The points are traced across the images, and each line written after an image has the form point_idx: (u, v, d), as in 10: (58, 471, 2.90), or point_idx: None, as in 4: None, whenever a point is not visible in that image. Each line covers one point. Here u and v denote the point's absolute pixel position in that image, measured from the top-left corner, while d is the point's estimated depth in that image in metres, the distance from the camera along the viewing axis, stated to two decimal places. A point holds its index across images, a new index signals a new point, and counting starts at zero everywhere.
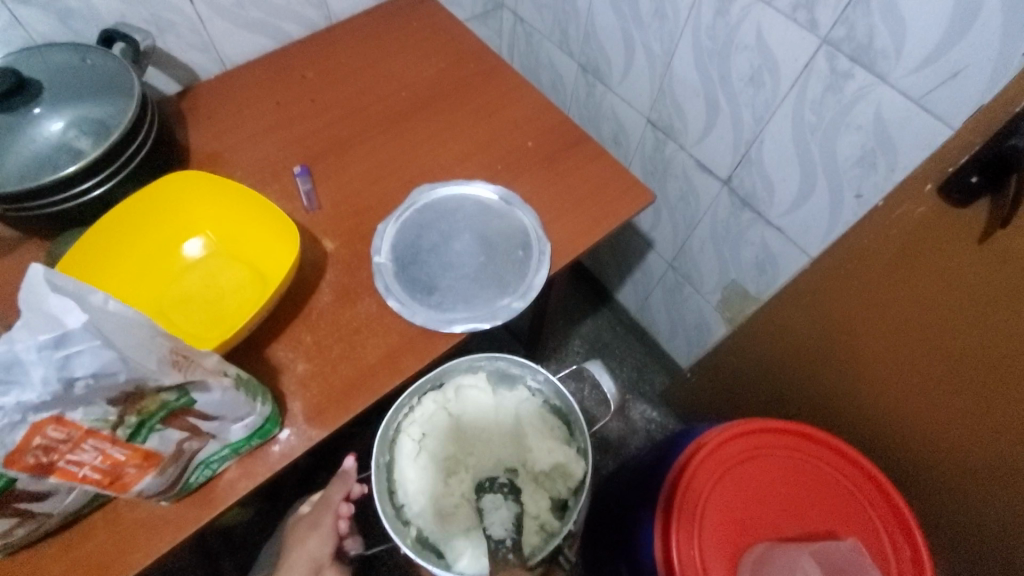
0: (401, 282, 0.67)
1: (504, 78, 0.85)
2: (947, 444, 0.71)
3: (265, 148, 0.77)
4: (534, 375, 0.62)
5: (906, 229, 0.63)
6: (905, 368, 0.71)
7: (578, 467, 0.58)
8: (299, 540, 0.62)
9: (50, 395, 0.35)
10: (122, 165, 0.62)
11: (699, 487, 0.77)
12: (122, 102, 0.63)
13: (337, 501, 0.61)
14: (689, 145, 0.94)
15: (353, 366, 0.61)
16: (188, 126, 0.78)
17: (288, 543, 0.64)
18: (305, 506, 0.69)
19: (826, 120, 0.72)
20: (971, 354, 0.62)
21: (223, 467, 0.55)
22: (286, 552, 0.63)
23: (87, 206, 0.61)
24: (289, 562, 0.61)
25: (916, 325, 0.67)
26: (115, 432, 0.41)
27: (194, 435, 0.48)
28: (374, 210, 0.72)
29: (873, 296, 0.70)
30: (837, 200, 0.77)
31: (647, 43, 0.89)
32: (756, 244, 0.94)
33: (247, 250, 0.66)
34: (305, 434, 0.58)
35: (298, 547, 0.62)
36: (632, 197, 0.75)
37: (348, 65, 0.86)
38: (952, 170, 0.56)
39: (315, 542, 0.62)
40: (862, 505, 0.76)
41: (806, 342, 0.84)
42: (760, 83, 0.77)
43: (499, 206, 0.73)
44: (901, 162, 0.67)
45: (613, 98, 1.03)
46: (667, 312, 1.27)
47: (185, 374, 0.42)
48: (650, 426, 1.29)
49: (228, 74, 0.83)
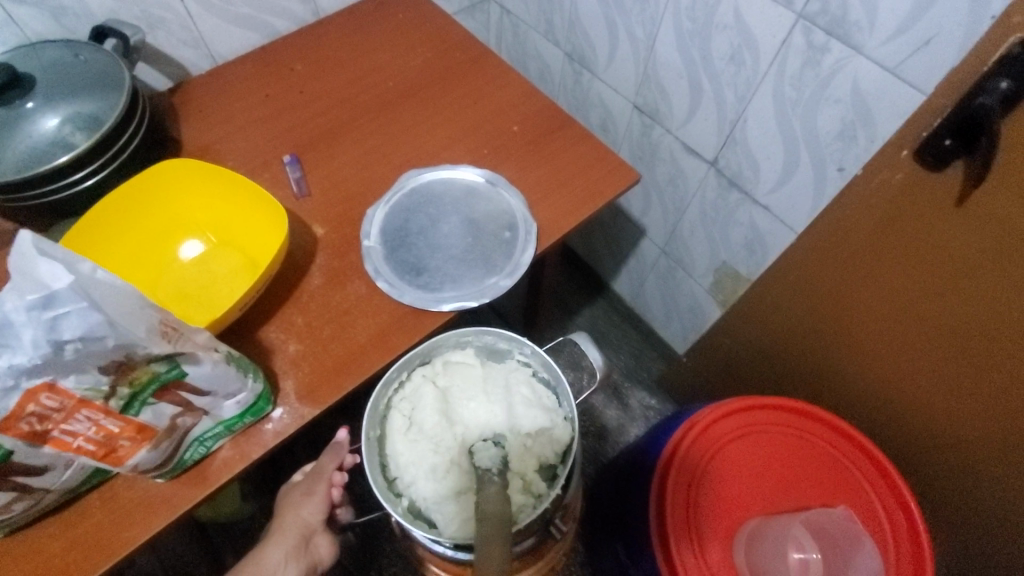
0: (390, 263, 0.68)
1: (490, 66, 0.86)
2: (937, 410, 0.71)
3: (255, 139, 0.78)
4: (522, 348, 0.63)
5: (887, 197, 0.64)
6: (893, 336, 0.71)
7: (564, 434, 0.59)
8: (291, 507, 0.63)
9: (41, 359, 0.36)
10: (113, 156, 0.63)
11: (692, 464, 0.78)
12: (114, 95, 0.65)
13: (331, 470, 0.63)
14: (675, 128, 0.95)
15: (344, 346, 0.63)
16: (179, 120, 0.79)
17: (278, 511, 0.64)
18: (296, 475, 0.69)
19: (806, 95, 0.73)
20: (956, 317, 0.63)
21: (217, 445, 0.56)
22: (277, 519, 0.63)
23: (80, 196, 0.63)
24: (279, 528, 0.62)
25: (901, 293, 0.67)
26: (108, 402, 0.42)
27: (186, 410, 0.49)
28: (363, 196, 0.73)
29: (858, 266, 0.71)
30: (821, 174, 0.78)
31: (630, 28, 0.90)
32: (745, 224, 0.95)
33: (238, 236, 0.68)
34: (298, 412, 0.59)
35: (290, 513, 0.62)
36: (617, 177, 0.76)
37: (336, 57, 0.87)
38: (925, 134, 0.57)
39: (307, 508, 0.62)
40: (856, 477, 0.77)
41: (795, 318, 0.84)
42: (741, 62, 0.78)
43: (485, 188, 0.74)
44: (880, 133, 0.68)
45: (599, 86, 1.04)
46: (662, 299, 1.28)
47: (175, 345, 0.43)
48: (649, 412, 1.29)
49: (218, 69, 0.85)
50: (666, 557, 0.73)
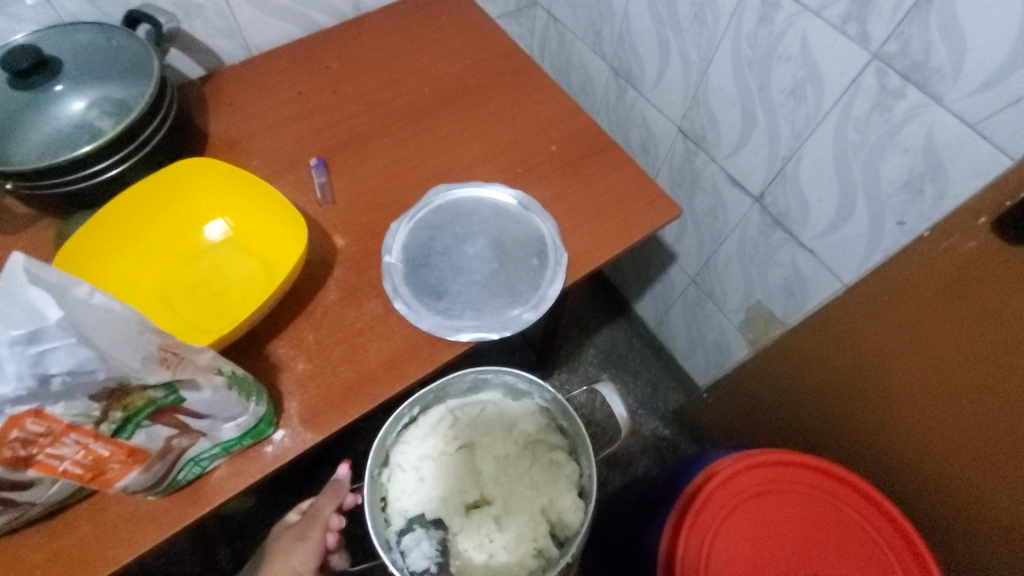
0: (409, 284, 0.65)
1: (533, 78, 0.82)
2: (978, 494, 0.65)
3: (284, 138, 0.75)
4: (541, 392, 0.59)
5: (954, 265, 0.58)
6: (945, 416, 0.65)
7: (575, 518, 0.54)
8: (282, 552, 0.61)
9: (25, 389, 0.33)
10: (139, 147, 0.61)
11: (707, 520, 0.73)
12: (143, 84, 0.62)
13: (327, 513, 0.60)
14: (720, 157, 0.90)
15: (354, 369, 0.59)
16: (208, 111, 0.77)
17: (271, 553, 0.62)
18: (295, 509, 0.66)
19: (872, 141, 0.67)
20: (1021, 406, 0.56)
21: (213, 465, 0.54)
22: (269, 561, 0.61)
23: (98, 186, 0.60)
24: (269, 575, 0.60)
25: (956, 365, 0.62)
26: (98, 427, 0.39)
27: (183, 432, 0.47)
28: (387, 208, 0.70)
29: (910, 328, 0.65)
30: (878, 226, 0.72)
31: (684, 49, 0.85)
32: (785, 265, 0.89)
33: (255, 243, 0.65)
34: (300, 436, 0.56)
35: (281, 556, 0.61)
36: (657, 209, 0.71)
37: (372, 57, 0.84)
38: (1008, 204, 0.51)
39: (298, 556, 0.60)
40: (885, 557, 0.71)
41: (831, 370, 0.80)
42: (802, 97, 0.72)
43: (516, 210, 0.71)
44: (951, 190, 0.63)
45: (643, 105, 0.99)
46: (686, 328, 1.23)
47: (173, 372, 0.41)
48: (661, 444, 1.25)
49: (252, 59, 0.82)
50: None
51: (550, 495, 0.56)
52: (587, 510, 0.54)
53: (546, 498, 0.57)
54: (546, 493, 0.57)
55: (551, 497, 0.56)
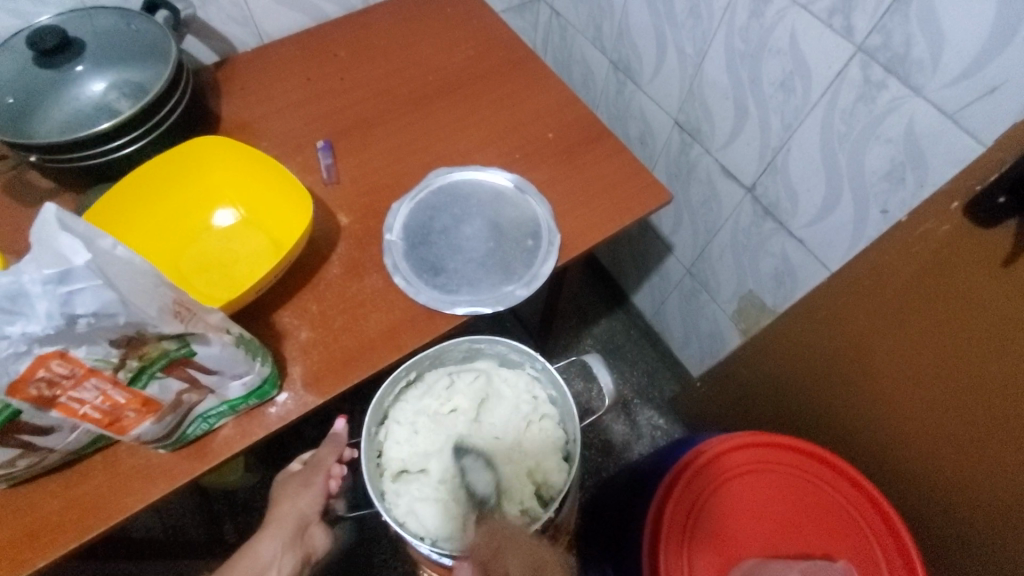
0: (409, 260, 0.68)
1: (533, 68, 0.85)
2: (950, 471, 0.68)
3: (292, 122, 0.79)
4: (533, 362, 0.62)
5: (930, 250, 0.61)
6: (923, 396, 0.68)
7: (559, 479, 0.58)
8: (287, 497, 0.65)
9: (53, 329, 0.37)
10: (155, 126, 0.64)
11: (692, 499, 0.76)
12: (160, 67, 0.66)
13: (329, 461, 0.65)
14: (714, 149, 0.92)
15: (354, 339, 0.63)
16: (220, 95, 0.80)
17: (275, 499, 0.66)
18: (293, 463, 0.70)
19: (857, 131, 0.70)
20: (994, 384, 0.59)
21: (220, 423, 0.57)
22: (274, 506, 0.65)
23: (116, 162, 0.64)
24: (277, 516, 0.63)
25: (933, 348, 0.64)
26: (117, 373, 0.42)
27: (193, 387, 0.50)
28: (390, 189, 0.73)
29: (891, 312, 0.68)
30: (863, 214, 0.75)
31: (679, 43, 0.87)
32: (775, 255, 0.92)
33: (263, 220, 0.68)
34: (302, 399, 0.59)
35: (287, 501, 0.64)
36: (649, 195, 0.74)
37: (378, 47, 0.87)
38: (979, 187, 0.54)
39: (305, 499, 0.64)
40: (864, 534, 0.74)
41: (815, 354, 0.82)
42: (791, 89, 0.75)
43: (513, 193, 0.73)
44: (931, 179, 0.65)
45: (641, 98, 1.02)
46: (682, 319, 1.25)
47: (186, 325, 0.44)
48: (655, 432, 1.27)
49: (264, 46, 0.86)
50: None
51: (536, 458, 0.60)
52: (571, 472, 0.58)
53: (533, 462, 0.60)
54: (533, 456, 0.60)
55: (538, 460, 0.60)
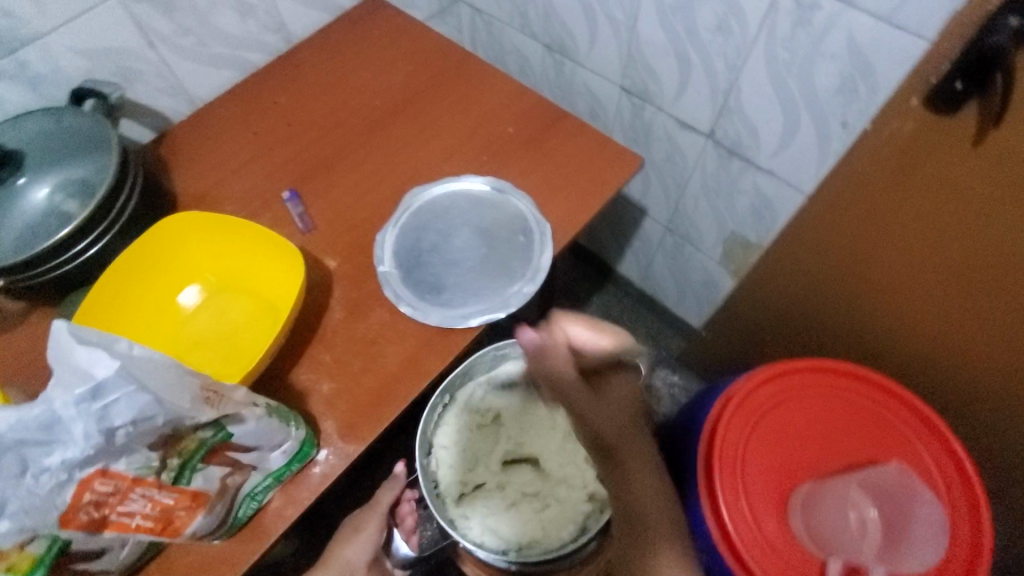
0: (409, 286, 0.67)
1: (475, 69, 0.85)
2: (966, 349, 0.71)
3: (250, 179, 0.76)
4: None
5: (898, 147, 0.63)
6: (925, 288, 0.70)
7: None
8: (338, 544, 0.67)
9: (93, 448, 0.35)
10: (115, 219, 0.62)
11: (735, 444, 0.76)
12: (103, 157, 0.63)
13: (386, 501, 0.68)
14: (666, 105, 0.94)
15: (378, 378, 0.62)
16: (169, 171, 0.78)
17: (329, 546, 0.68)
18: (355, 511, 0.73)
19: (801, 55, 0.72)
20: (990, 258, 0.62)
21: (268, 497, 0.55)
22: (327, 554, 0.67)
23: (85, 265, 0.61)
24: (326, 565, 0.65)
25: (924, 239, 0.67)
26: (160, 476, 0.41)
27: (235, 468, 0.48)
28: (369, 222, 0.72)
29: (876, 216, 0.70)
30: (825, 132, 0.77)
31: (609, 11, 0.88)
32: (749, 191, 0.94)
33: (251, 284, 0.66)
34: (342, 451, 0.58)
35: (338, 548, 0.66)
36: (621, 164, 0.75)
37: (316, 84, 0.85)
38: (936, 79, 0.55)
39: (352, 547, 0.66)
40: (899, 430, 0.77)
41: (811, 274, 0.84)
42: (728, 30, 0.76)
43: (491, 195, 0.73)
44: (883, 84, 0.67)
45: (583, 73, 1.03)
46: (672, 275, 1.27)
47: (218, 409, 0.43)
48: (674, 390, 1.29)
49: (199, 111, 0.83)
50: (739, 555, 0.70)
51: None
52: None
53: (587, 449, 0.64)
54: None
55: None
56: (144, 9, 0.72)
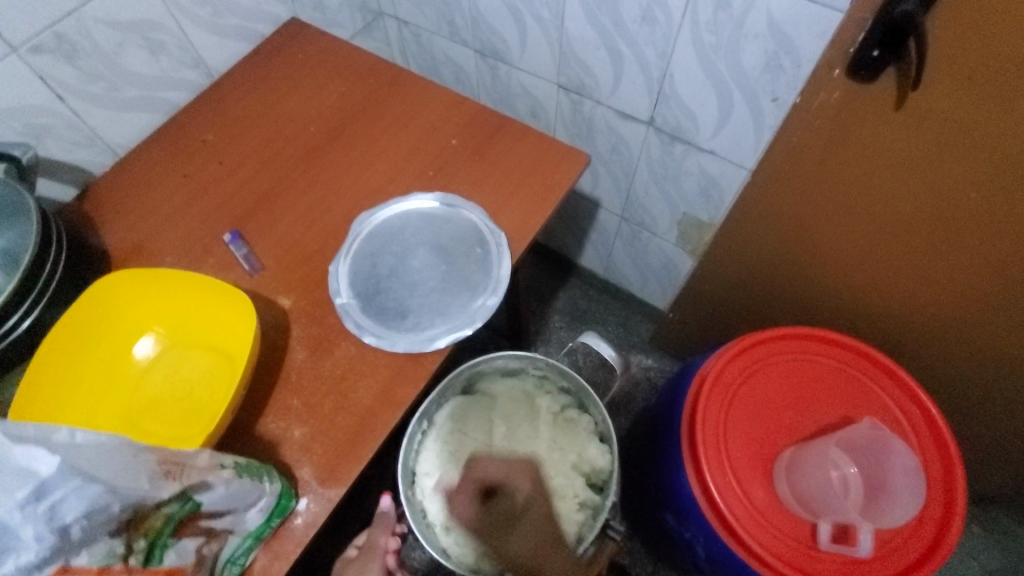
0: (371, 315, 0.65)
1: (408, 84, 0.83)
2: (915, 298, 0.75)
3: (187, 225, 0.73)
4: (534, 363, 0.64)
5: (828, 118, 0.65)
6: (869, 248, 0.74)
7: (604, 461, 0.62)
8: None
9: (48, 550, 0.32)
10: (44, 288, 0.58)
11: (714, 421, 0.78)
12: (21, 224, 0.59)
13: (383, 539, 0.63)
14: (604, 98, 0.94)
15: (351, 414, 0.60)
16: (97, 227, 0.73)
17: None
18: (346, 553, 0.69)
19: (726, 37, 0.73)
20: (926, 211, 0.65)
21: (250, 558, 0.53)
22: None
23: (18, 342, 0.57)
24: None
25: (864, 201, 0.69)
26: (129, 561, 0.38)
27: (210, 536, 0.46)
28: (320, 254, 0.70)
29: (815, 186, 0.72)
30: (758, 108, 0.79)
31: (535, 12, 0.88)
32: (695, 173, 0.95)
33: (202, 335, 0.63)
34: (324, 496, 0.56)
35: None
36: (568, 163, 0.75)
37: (244, 117, 0.82)
38: (853, 50, 0.57)
39: None
40: (865, 384, 0.80)
41: (763, 248, 0.87)
42: (654, 20, 0.77)
43: (443, 211, 0.72)
44: (806, 57, 0.69)
45: (518, 74, 1.02)
46: (633, 262, 1.29)
47: (182, 481, 0.40)
48: (650, 373, 1.31)
49: (122, 159, 0.79)
50: (730, 527, 0.72)
51: (577, 451, 0.64)
52: (610, 450, 0.61)
53: (574, 454, 0.64)
54: (573, 450, 0.64)
55: (578, 452, 0.64)
56: (46, 61, 0.67)
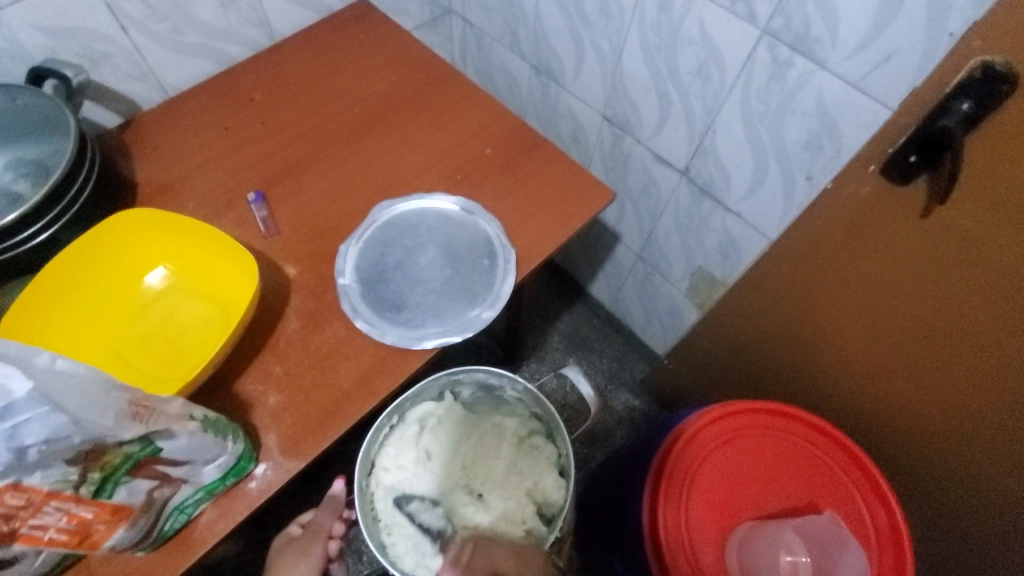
0: (368, 302, 0.66)
1: (458, 86, 0.85)
2: (906, 406, 0.74)
3: (217, 176, 0.75)
4: (512, 385, 0.63)
5: (852, 209, 0.65)
6: (871, 344, 0.73)
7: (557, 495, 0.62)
8: (284, 568, 0.67)
9: (2, 466, 0.34)
10: (66, 207, 0.59)
11: (681, 479, 0.78)
12: (58, 141, 0.61)
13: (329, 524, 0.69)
14: (645, 138, 0.95)
15: (327, 394, 0.61)
16: (133, 159, 0.75)
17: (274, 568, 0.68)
18: (292, 526, 0.74)
19: (773, 108, 0.74)
20: (931, 322, 0.64)
21: (199, 510, 0.54)
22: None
23: (31, 253, 0.59)
24: None
25: (873, 298, 0.69)
26: (78, 490, 0.40)
27: (164, 481, 0.47)
28: (335, 231, 0.71)
29: (830, 272, 0.72)
30: (791, 183, 0.79)
31: (596, 42, 0.89)
32: (718, 231, 0.96)
33: (204, 285, 0.64)
34: (282, 466, 0.57)
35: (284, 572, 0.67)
36: (593, 196, 0.76)
37: (295, 84, 0.84)
38: (890, 150, 0.57)
39: (301, 570, 0.67)
40: (837, 476, 0.78)
41: (767, 321, 0.86)
42: (707, 75, 0.78)
43: (461, 216, 0.73)
44: (847, 144, 0.69)
45: (567, 97, 1.03)
46: (641, 302, 1.28)
47: (147, 424, 0.41)
48: (634, 415, 1.31)
49: (171, 99, 0.81)
50: None
51: (534, 479, 0.64)
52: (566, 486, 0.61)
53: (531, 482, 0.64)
54: (530, 477, 0.64)
55: (535, 480, 0.64)
56: None
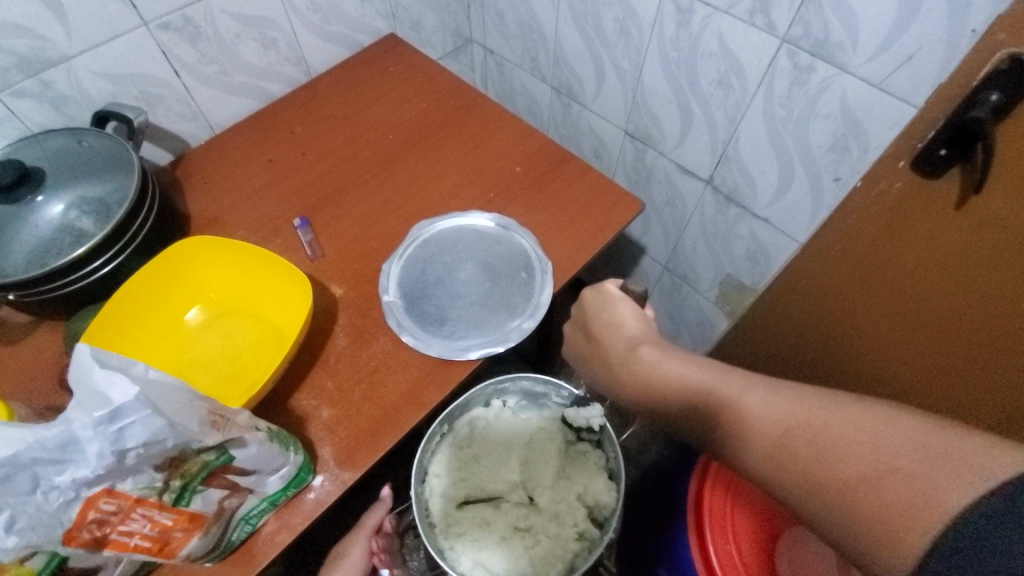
0: (412, 316, 0.69)
1: (486, 109, 0.88)
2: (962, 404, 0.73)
3: (263, 205, 0.79)
4: (559, 391, 0.66)
5: (887, 207, 0.66)
6: (914, 339, 0.72)
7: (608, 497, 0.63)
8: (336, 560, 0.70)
9: (104, 468, 0.36)
10: (130, 239, 0.64)
11: (724, 486, 0.77)
12: (122, 179, 0.66)
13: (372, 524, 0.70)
14: (668, 150, 0.97)
15: (377, 406, 0.63)
16: (185, 193, 0.80)
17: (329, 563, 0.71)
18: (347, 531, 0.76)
19: (797, 113, 0.75)
20: (975, 312, 0.64)
21: (262, 521, 0.56)
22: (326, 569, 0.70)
23: (97, 283, 0.63)
24: None
25: (912, 293, 0.69)
26: (161, 497, 0.42)
27: (233, 491, 0.49)
28: (376, 252, 0.74)
29: (865, 270, 0.73)
30: (817, 185, 0.80)
31: (616, 61, 0.93)
32: (745, 237, 0.97)
33: (261, 307, 0.68)
34: (339, 478, 0.59)
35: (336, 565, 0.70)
36: (623, 206, 0.78)
37: (332, 116, 0.88)
38: (920, 144, 0.58)
39: (346, 564, 0.69)
40: None
41: (805, 325, 0.87)
42: (728, 85, 0.80)
43: (497, 232, 0.76)
44: (873, 144, 0.71)
45: (588, 115, 1.07)
46: (669, 313, 1.29)
47: (223, 433, 0.44)
48: None
49: (218, 136, 0.86)
50: None
51: (584, 483, 0.65)
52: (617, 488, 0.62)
53: (581, 486, 0.65)
54: (580, 482, 0.66)
55: (585, 484, 0.65)
56: (170, 37, 0.75)
